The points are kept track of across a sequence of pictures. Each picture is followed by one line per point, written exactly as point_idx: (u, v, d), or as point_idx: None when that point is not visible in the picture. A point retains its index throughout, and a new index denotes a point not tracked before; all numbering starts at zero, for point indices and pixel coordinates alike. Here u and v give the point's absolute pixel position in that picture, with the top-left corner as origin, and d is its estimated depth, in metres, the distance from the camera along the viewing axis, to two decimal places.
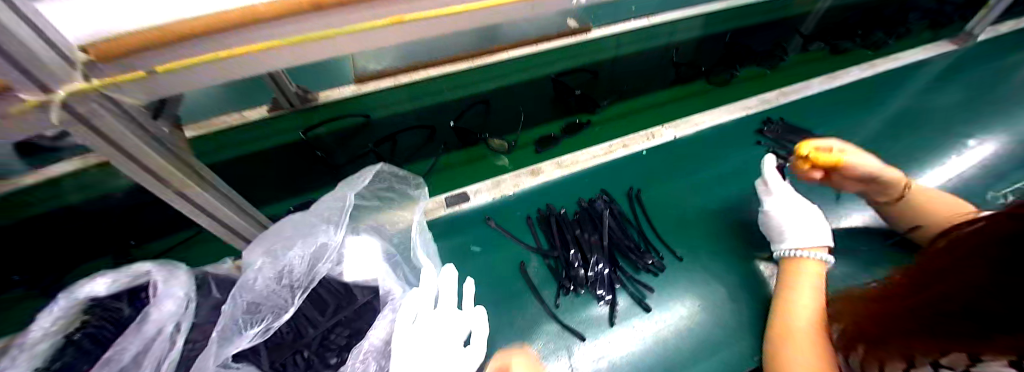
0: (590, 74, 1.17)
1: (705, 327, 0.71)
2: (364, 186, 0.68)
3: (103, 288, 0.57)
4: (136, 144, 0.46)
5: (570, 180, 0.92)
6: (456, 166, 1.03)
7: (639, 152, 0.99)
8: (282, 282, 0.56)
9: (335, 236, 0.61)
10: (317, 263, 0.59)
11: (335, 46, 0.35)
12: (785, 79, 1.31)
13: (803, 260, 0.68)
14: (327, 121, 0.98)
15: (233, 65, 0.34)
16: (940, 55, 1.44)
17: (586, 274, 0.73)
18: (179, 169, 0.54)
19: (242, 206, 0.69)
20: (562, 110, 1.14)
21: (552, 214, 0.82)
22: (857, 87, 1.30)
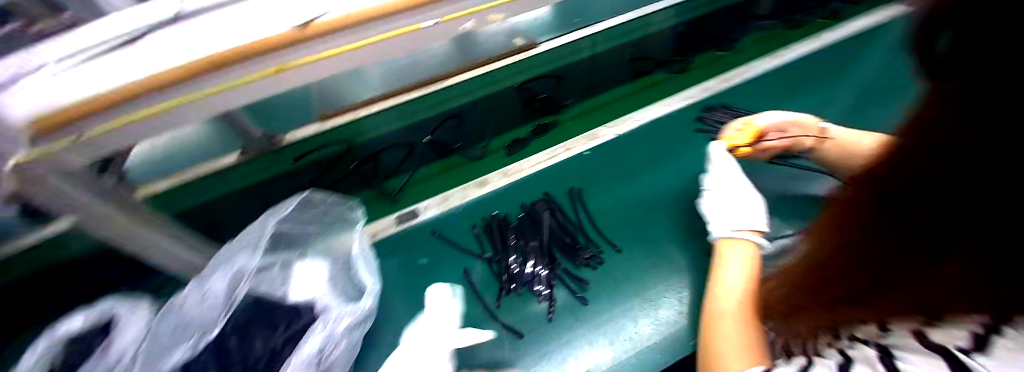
0: (554, 76, 0.92)
1: (647, 315, 0.70)
2: (292, 214, 0.72)
3: (79, 323, 0.67)
4: (95, 204, 0.53)
5: (515, 187, 0.92)
6: (437, 178, 0.94)
7: (581, 153, 0.96)
8: (207, 303, 0.61)
9: (252, 259, 0.66)
10: (240, 283, 0.65)
11: (231, 97, 0.41)
12: (758, 49, 1.24)
13: (730, 242, 0.71)
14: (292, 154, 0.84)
15: (141, 132, 0.40)
16: None
17: (525, 274, 0.76)
18: (134, 220, 0.61)
19: (189, 239, 0.74)
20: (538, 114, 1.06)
21: (495, 220, 0.86)
22: (828, 53, 1.23)
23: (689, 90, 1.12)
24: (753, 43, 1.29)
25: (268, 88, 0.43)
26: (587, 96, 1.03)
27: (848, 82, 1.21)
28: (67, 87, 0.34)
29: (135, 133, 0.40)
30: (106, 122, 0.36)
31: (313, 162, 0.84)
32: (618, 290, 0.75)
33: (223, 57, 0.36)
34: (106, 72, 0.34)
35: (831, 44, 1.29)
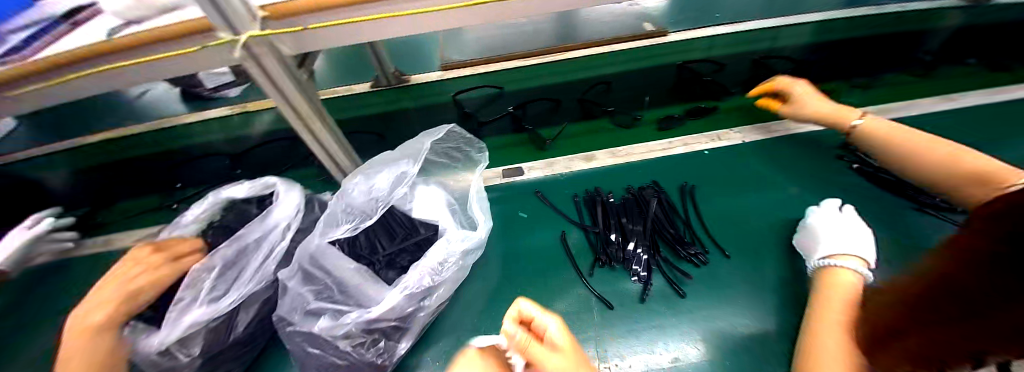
0: (715, 65, 1.25)
1: (746, 328, 0.67)
2: (436, 143, 0.82)
3: (242, 191, 0.80)
4: (289, 87, 0.66)
5: (623, 169, 0.95)
6: (577, 136, 1.08)
7: (700, 151, 0.98)
8: (370, 196, 0.70)
9: (412, 168, 0.73)
10: (398, 186, 0.73)
11: (422, 21, 0.62)
12: (944, 87, 1.17)
13: (838, 271, 0.64)
14: (477, 87, 1.22)
15: (349, 30, 0.62)
16: None
17: (623, 251, 0.77)
18: (311, 110, 0.73)
19: (342, 143, 0.86)
20: (680, 97, 1.17)
21: (599, 195, 0.87)
22: (1013, 107, 1.09)
23: None
24: (941, 78, 1.20)
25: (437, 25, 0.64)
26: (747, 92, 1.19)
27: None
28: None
29: (344, 32, 0.62)
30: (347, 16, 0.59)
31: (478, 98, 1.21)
32: (716, 300, 0.71)
33: None
34: None
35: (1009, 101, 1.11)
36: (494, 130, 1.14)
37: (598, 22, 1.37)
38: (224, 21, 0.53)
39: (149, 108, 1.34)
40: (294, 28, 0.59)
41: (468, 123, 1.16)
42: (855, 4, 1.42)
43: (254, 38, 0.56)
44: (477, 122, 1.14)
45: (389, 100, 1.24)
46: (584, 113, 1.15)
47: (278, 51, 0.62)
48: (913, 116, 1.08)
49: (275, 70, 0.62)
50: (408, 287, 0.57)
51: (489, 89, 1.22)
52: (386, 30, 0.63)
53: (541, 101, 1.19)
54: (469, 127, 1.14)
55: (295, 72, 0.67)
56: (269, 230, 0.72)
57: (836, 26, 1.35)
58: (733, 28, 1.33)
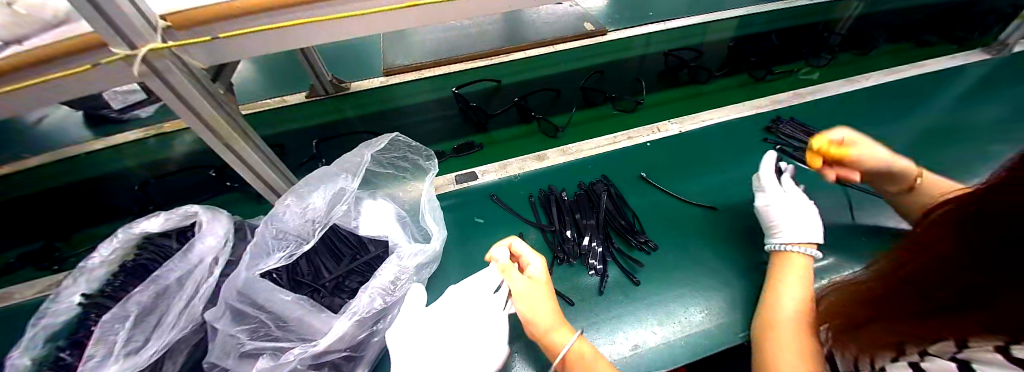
0: (695, 53, 1.35)
1: (695, 308, 0.71)
2: (380, 153, 0.77)
3: (156, 225, 0.70)
4: (205, 105, 0.60)
5: (574, 165, 0.97)
6: (588, 122, 1.13)
7: (643, 144, 1.03)
8: (307, 217, 0.65)
9: (351, 183, 0.69)
10: (336, 204, 0.68)
11: (356, 26, 0.59)
12: (847, 70, 1.35)
13: (789, 255, 0.66)
14: (474, 82, 1.23)
15: (265, 38, 0.57)
16: (1002, 54, 1.36)
17: (579, 247, 0.79)
18: (237, 131, 0.67)
19: (277, 163, 0.80)
20: (672, 79, 1.28)
21: (553, 194, 0.88)
22: (899, 87, 1.26)
23: (749, 102, 1.18)
24: (845, 64, 1.38)
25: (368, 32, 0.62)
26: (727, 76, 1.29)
27: (916, 119, 1.16)
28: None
29: (257, 43, 0.58)
30: (261, 23, 0.54)
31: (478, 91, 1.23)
32: (668, 290, 0.74)
33: None
34: None
35: (895, 80, 1.27)
36: (502, 121, 1.14)
37: (541, 21, 1.40)
38: (115, 36, 0.46)
39: (48, 141, 1.19)
40: (203, 38, 0.53)
41: (472, 115, 1.15)
42: (768, 1, 1.59)
43: (156, 51, 0.50)
44: (484, 114, 1.14)
45: (327, 110, 1.18)
46: (586, 101, 1.20)
47: (186, 67, 0.56)
48: (827, 98, 1.20)
49: (183, 85, 0.55)
50: (357, 312, 0.53)
51: (488, 83, 1.25)
52: (306, 36, 0.58)
53: (544, 92, 1.23)
54: (479, 117, 1.13)
55: (206, 84, 0.60)
56: (194, 266, 0.64)
57: (751, 20, 1.49)
58: (665, 25, 1.44)
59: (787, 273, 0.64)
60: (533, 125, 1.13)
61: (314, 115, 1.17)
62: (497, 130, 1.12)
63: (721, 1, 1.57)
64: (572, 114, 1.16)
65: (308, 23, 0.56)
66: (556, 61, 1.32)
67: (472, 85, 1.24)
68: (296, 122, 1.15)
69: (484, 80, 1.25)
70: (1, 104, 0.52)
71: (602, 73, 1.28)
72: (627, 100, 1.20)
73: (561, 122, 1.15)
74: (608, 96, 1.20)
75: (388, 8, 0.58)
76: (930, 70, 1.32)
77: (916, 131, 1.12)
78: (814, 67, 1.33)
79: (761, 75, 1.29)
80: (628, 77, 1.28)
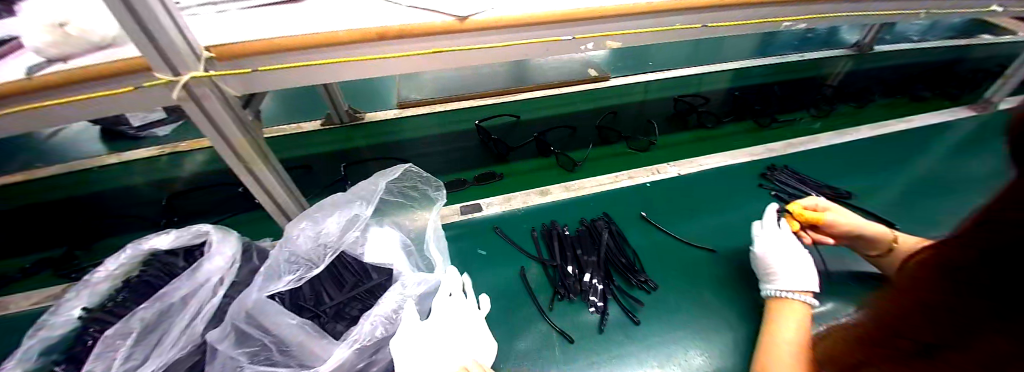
0: (703, 100, 1.43)
1: (695, 351, 0.71)
2: (392, 181, 0.80)
3: (166, 243, 0.71)
4: (232, 129, 0.63)
5: (577, 202, 1.00)
6: (600, 160, 1.17)
7: (643, 184, 1.06)
8: (318, 242, 0.67)
9: (364, 210, 0.71)
10: (349, 230, 0.70)
11: (380, 66, 0.65)
12: (838, 123, 1.41)
13: (788, 300, 0.68)
14: (495, 115, 1.30)
15: (297, 73, 0.62)
16: (985, 114, 1.43)
17: (580, 283, 0.79)
18: (259, 156, 0.71)
19: (292, 189, 0.83)
20: (682, 122, 1.34)
21: (555, 229, 0.90)
22: (888, 140, 1.31)
23: (745, 148, 1.23)
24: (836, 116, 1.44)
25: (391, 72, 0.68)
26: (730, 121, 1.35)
27: (906, 171, 1.21)
28: (285, 29, 0.59)
29: (288, 77, 0.63)
30: (295, 59, 0.60)
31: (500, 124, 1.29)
32: (668, 331, 0.74)
33: (389, 32, 0.60)
34: (294, 28, 0.59)
35: (884, 133, 1.33)
36: (522, 153, 1.19)
37: (547, 65, 1.49)
38: (161, 62, 0.51)
39: (66, 154, 1.22)
40: (242, 70, 0.58)
41: (493, 148, 1.19)
42: (760, 56, 1.70)
43: (197, 78, 0.54)
44: (505, 147, 1.18)
45: (340, 137, 1.23)
46: (601, 139, 1.25)
47: (222, 93, 0.60)
48: (819, 148, 1.25)
49: (216, 111, 0.59)
50: (358, 340, 0.54)
51: (507, 117, 1.32)
52: (334, 73, 0.64)
53: (560, 129, 1.29)
54: (501, 150, 1.18)
55: (238, 110, 0.64)
56: (200, 285, 0.65)
57: (746, 73, 1.59)
58: (664, 74, 1.53)
59: (783, 321, 0.65)
60: (550, 159, 1.18)
61: (328, 142, 1.22)
62: (517, 162, 1.16)
63: (717, 54, 1.68)
64: (588, 152, 1.21)
65: (337, 62, 0.62)
66: (561, 101, 1.39)
67: (494, 118, 1.31)
68: (310, 148, 1.20)
69: (503, 116, 1.32)
70: (43, 120, 0.56)
71: (615, 113, 1.35)
72: (640, 140, 1.24)
73: (577, 157, 1.19)
74: (621, 136, 1.25)
75: (411, 52, 0.64)
76: (917, 125, 1.39)
77: (906, 183, 1.16)
78: (815, 117, 1.41)
79: (766, 122, 1.35)
80: (640, 118, 1.35)
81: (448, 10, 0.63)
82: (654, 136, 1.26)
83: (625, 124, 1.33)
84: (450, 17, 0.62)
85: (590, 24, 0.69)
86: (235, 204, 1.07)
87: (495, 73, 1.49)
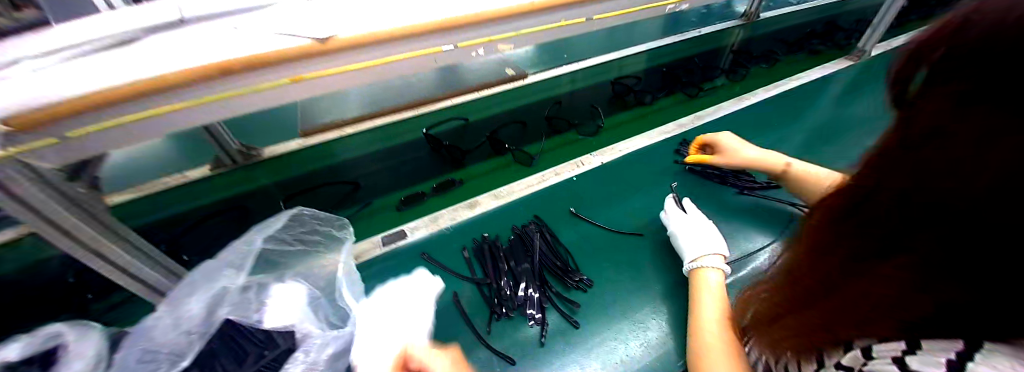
0: (638, 78, 1.52)
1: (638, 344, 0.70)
2: (280, 230, 0.71)
3: (15, 353, 0.56)
4: (63, 211, 0.50)
5: (505, 210, 0.97)
6: (550, 150, 1.22)
7: (570, 178, 1.06)
8: (180, 328, 0.56)
9: (235, 278, 0.62)
10: (218, 307, 0.61)
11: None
12: (744, 89, 1.51)
13: (703, 271, 0.70)
14: (443, 121, 1.26)
15: (122, 135, 0.46)
16: (851, 66, 1.63)
17: (516, 298, 0.76)
18: (106, 234, 0.58)
19: (159, 260, 0.70)
20: (621, 105, 1.40)
21: (485, 242, 0.87)
22: (782, 100, 1.44)
23: (661, 127, 1.28)
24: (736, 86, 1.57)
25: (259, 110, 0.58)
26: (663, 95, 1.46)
27: (801, 127, 1.32)
28: (90, 80, 0.44)
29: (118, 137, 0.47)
30: (108, 119, 0.44)
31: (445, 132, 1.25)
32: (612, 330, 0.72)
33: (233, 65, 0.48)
34: (124, 74, 0.45)
35: (779, 94, 1.45)
36: (477, 156, 1.20)
37: (464, 70, 1.44)
38: None
39: None
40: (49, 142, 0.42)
41: (450, 153, 1.18)
42: (666, 35, 1.79)
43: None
44: (460, 152, 1.17)
45: (237, 180, 1.10)
46: (551, 130, 1.28)
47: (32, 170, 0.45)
48: (726, 116, 1.34)
49: (36, 195, 0.46)
50: None
51: (455, 121, 1.30)
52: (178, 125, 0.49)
53: (512, 125, 1.30)
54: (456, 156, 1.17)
55: (63, 186, 0.50)
56: None
57: (656, 53, 1.66)
58: (580, 64, 1.55)
59: (703, 295, 0.67)
60: (506, 156, 1.20)
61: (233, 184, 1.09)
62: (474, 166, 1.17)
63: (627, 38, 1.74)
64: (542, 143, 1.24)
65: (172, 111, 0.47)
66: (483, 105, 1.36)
67: (440, 125, 1.27)
68: (207, 196, 1.05)
69: (450, 120, 1.29)
70: None
71: (560, 102, 1.39)
72: (589, 125, 1.31)
73: (532, 150, 1.22)
74: (570, 123, 1.30)
75: (264, 86, 0.52)
76: (805, 82, 1.53)
77: (798, 137, 1.28)
78: (727, 84, 1.54)
79: (694, 92, 1.47)
80: (584, 105, 1.40)
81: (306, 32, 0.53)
82: (601, 119, 1.32)
83: (569, 112, 1.37)
84: (305, 40, 0.51)
85: (476, 28, 0.64)
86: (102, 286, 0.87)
87: (410, 84, 1.41)
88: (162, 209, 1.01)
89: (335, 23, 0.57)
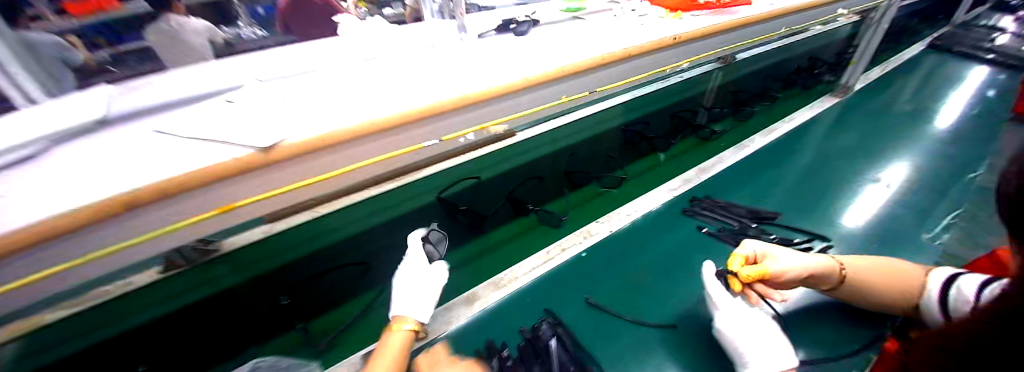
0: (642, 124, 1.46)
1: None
2: None
3: None
4: None
5: (509, 305, 0.83)
6: (579, 206, 1.15)
7: (578, 255, 0.94)
8: None
9: None
10: None
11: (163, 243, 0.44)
12: (737, 137, 1.50)
13: None
14: (456, 182, 1.10)
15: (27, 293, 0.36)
16: (834, 102, 1.63)
17: None
18: None
19: None
20: (636, 152, 1.38)
21: (491, 357, 0.71)
22: (779, 142, 1.39)
23: (665, 184, 1.20)
24: (733, 132, 1.55)
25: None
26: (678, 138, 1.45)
27: (803, 167, 1.25)
28: (49, 199, 0.35)
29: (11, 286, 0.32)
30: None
31: (461, 194, 1.09)
32: None
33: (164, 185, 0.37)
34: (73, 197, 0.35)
35: (776, 139, 1.41)
36: (499, 219, 1.08)
37: None
38: None
39: None
40: None
41: (466, 219, 1.04)
42: None
43: None
44: (480, 215, 1.05)
45: (193, 286, 0.84)
46: (573, 184, 1.21)
47: None
48: (729, 167, 1.27)
49: None
50: None
51: (468, 181, 1.12)
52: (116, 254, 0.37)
53: (529, 181, 1.17)
54: (480, 221, 1.05)
55: None
56: None
57: (644, 102, 1.63)
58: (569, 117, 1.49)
59: None
60: (529, 218, 1.10)
61: (175, 297, 0.82)
62: (494, 232, 1.06)
63: None
64: (566, 200, 1.17)
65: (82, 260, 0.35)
66: None
67: (452, 186, 1.10)
68: (146, 311, 0.78)
69: (463, 179, 1.12)
70: None
71: (573, 155, 1.28)
72: (610, 177, 1.24)
73: (556, 210, 1.13)
74: (592, 176, 1.24)
75: (198, 216, 0.42)
76: (797, 122, 1.51)
77: (809, 179, 1.20)
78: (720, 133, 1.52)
79: (705, 135, 1.49)
80: (600, 154, 1.32)
81: (246, 139, 0.43)
82: (621, 170, 1.28)
83: (583, 163, 1.28)
84: (246, 150, 0.41)
85: (455, 115, 0.58)
86: None
87: None
88: (90, 334, 0.73)
89: (280, 130, 0.44)
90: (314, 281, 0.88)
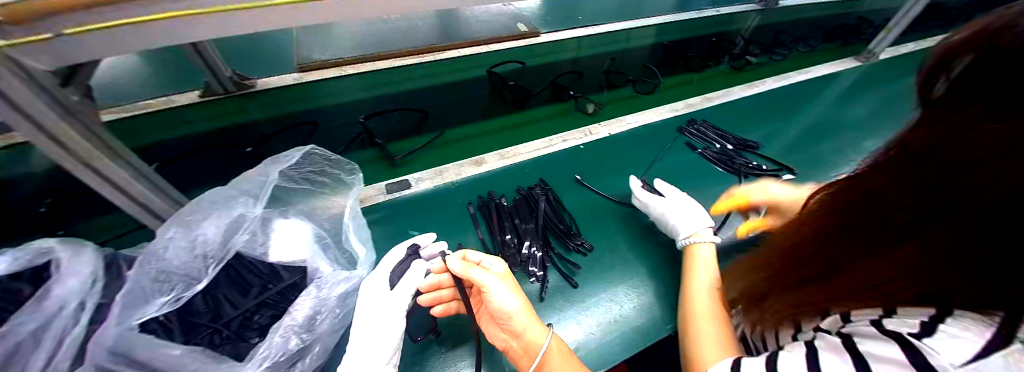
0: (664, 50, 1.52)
1: (626, 291, 0.77)
2: (291, 167, 0.70)
3: (4, 266, 0.54)
4: (47, 113, 0.46)
5: (512, 171, 0.98)
6: (614, 102, 1.27)
7: (577, 146, 1.07)
8: (195, 252, 0.56)
9: (253, 208, 0.62)
10: (233, 234, 0.61)
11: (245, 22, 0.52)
12: (766, 74, 1.53)
13: (695, 246, 0.74)
14: (502, 63, 1.31)
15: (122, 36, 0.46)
16: (856, 65, 1.65)
17: (520, 254, 0.78)
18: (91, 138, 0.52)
19: (160, 184, 0.67)
20: (672, 69, 1.47)
21: (492, 201, 0.87)
22: (788, 91, 1.46)
23: (671, 104, 1.29)
24: (768, 66, 1.58)
25: (271, 24, 0.54)
26: (711, 67, 1.51)
27: (798, 119, 1.34)
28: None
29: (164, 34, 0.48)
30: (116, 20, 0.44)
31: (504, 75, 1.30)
32: (614, 299, 0.76)
33: None
34: None
35: (786, 86, 1.47)
36: (540, 100, 1.24)
37: (476, 20, 1.41)
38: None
39: None
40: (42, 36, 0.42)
41: (514, 93, 1.24)
42: (684, 10, 1.77)
43: None
44: (523, 93, 1.23)
45: (229, 112, 1.01)
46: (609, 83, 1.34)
47: None
48: (733, 101, 1.35)
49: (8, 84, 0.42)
50: (268, 357, 0.48)
51: (513, 64, 1.33)
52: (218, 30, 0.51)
53: (569, 74, 1.35)
54: (523, 95, 1.23)
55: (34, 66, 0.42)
56: (54, 315, 0.50)
57: (672, 28, 1.64)
58: (594, 30, 1.52)
59: (697, 267, 0.70)
60: (568, 103, 1.24)
61: (211, 120, 0.98)
62: (538, 108, 1.22)
63: (643, 9, 1.70)
64: (602, 96, 1.29)
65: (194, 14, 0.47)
66: (487, 61, 1.33)
67: (500, 67, 1.32)
68: (178, 128, 0.95)
69: (511, 62, 1.34)
70: None
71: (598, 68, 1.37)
72: (647, 83, 1.36)
73: (600, 100, 1.28)
74: (629, 79, 1.36)
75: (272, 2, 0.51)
76: (812, 76, 1.55)
77: (801, 128, 1.30)
78: (740, 69, 1.52)
79: (739, 65, 1.52)
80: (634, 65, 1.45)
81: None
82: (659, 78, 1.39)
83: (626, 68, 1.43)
84: None
85: None
86: (76, 201, 0.80)
87: (418, 27, 1.35)
88: (138, 139, 0.91)
89: None
90: (383, 115, 1.09)
